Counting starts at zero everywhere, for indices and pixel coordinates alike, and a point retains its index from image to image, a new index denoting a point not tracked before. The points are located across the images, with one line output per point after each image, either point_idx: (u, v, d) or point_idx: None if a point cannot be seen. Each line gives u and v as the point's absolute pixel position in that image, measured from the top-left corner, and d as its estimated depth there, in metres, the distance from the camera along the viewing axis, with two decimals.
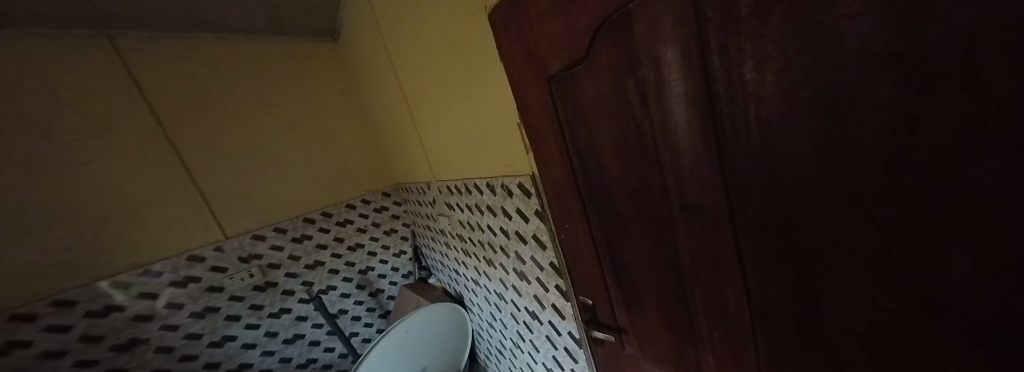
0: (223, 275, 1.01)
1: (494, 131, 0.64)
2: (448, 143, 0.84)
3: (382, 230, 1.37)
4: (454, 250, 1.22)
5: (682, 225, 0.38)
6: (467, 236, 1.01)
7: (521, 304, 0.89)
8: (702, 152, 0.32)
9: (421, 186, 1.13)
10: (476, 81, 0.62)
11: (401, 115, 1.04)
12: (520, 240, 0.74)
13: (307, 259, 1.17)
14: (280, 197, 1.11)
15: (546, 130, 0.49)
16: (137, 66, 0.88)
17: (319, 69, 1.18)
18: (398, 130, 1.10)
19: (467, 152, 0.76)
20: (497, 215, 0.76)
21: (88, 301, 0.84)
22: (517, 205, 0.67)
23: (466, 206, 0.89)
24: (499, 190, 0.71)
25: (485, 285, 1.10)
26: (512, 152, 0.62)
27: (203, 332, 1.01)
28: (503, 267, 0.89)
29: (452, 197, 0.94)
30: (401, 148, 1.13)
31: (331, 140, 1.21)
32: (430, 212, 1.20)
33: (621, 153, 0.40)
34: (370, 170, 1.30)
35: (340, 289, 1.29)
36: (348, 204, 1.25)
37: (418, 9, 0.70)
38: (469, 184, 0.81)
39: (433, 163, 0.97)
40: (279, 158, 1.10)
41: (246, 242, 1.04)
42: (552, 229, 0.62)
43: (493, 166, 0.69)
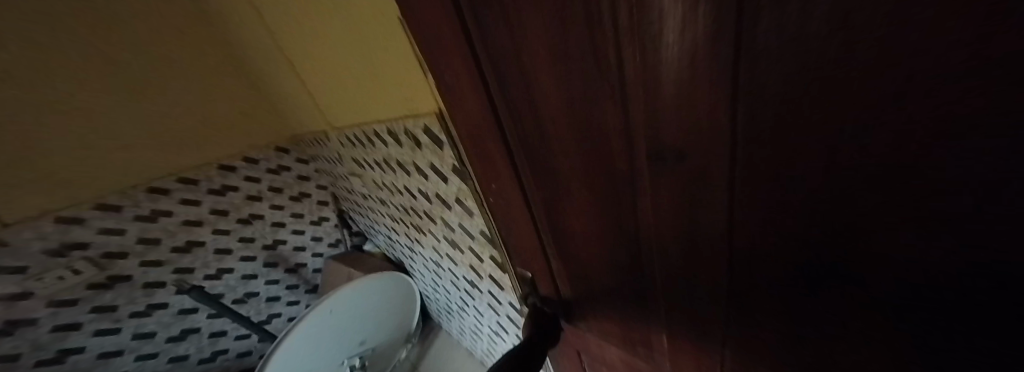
0: (22, 277, 0.69)
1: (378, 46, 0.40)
2: (330, 72, 0.57)
3: (287, 196, 1.10)
4: (382, 217, 1.03)
5: (650, 180, 0.25)
6: (389, 200, 0.82)
7: (458, 273, 0.79)
8: (702, 48, 0.16)
9: (324, 140, 0.86)
10: None
11: (261, 38, 0.70)
12: (443, 205, 0.58)
13: (176, 241, 0.89)
14: (94, 160, 0.73)
15: (438, 26, 0.28)
16: None
17: None
18: (267, 59, 0.75)
19: (356, 85, 0.53)
20: (412, 174, 0.58)
21: None
22: (429, 159, 0.49)
23: (374, 163, 0.69)
24: (405, 141, 0.52)
25: (421, 253, 0.96)
26: (409, 84, 0.41)
27: (18, 353, 0.73)
28: (433, 234, 0.74)
29: (358, 152, 0.72)
30: (281, 87, 0.80)
31: (179, 71, 0.80)
32: (345, 174, 0.96)
33: (558, 66, 0.23)
34: (251, 119, 0.94)
35: (256, 263, 1.07)
36: (222, 166, 0.92)
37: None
38: (370, 132, 0.60)
39: (324, 106, 0.71)
40: (65, 94, 0.67)
41: (48, 227, 0.70)
42: (475, 190, 0.46)
43: (391, 104, 0.48)
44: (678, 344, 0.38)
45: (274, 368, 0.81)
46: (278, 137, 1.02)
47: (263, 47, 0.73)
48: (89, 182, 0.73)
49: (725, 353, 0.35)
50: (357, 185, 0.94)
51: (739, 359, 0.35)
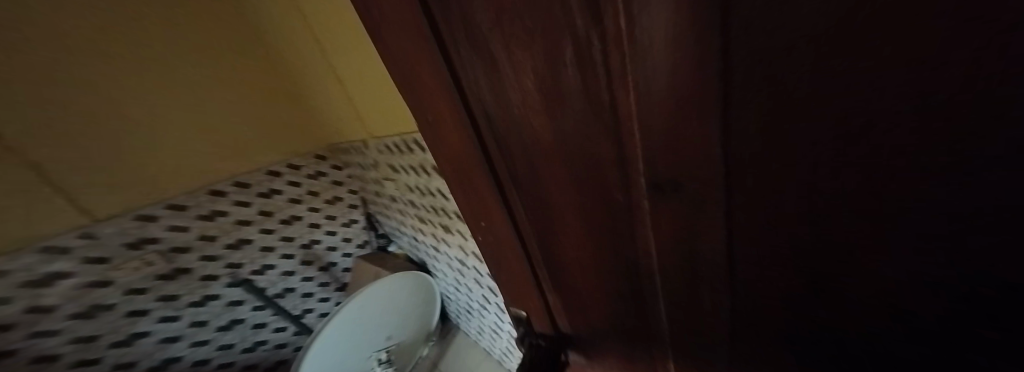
0: (105, 266, 0.80)
1: None
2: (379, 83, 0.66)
3: (322, 199, 1.19)
4: (408, 218, 1.10)
5: (650, 204, 0.29)
6: (419, 202, 0.89)
7: (483, 271, 0.84)
8: (687, 107, 0.20)
9: (360, 147, 0.95)
10: None
11: (311, 57, 0.80)
12: None
13: (229, 239, 0.99)
14: (166, 165, 0.84)
15: (436, 101, 0.35)
16: None
17: None
18: (314, 74, 0.85)
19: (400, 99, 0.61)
20: None
21: None
22: None
23: (409, 168, 0.76)
24: None
25: (446, 252, 1.02)
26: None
27: (97, 334, 0.82)
28: (460, 232, 0.80)
29: (395, 159, 0.80)
30: (325, 99, 0.90)
31: (236, 89, 0.92)
32: (377, 178, 1.04)
33: (553, 127, 0.29)
34: (295, 129, 1.06)
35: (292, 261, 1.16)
36: (269, 171, 1.03)
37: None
38: (411, 140, 0.67)
39: (364, 116, 0.80)
40: (149, 112, 0.80)
41: (128, 223, 0.81)
42: None
43: None
44: (697, 337, 0.41)
45: (314, 350, 0.89)
46: (316, 145, 1.12)
47: (311, 65, 0.83)
48: (162, 184, 0.85)
49: (735, 343, 0.38)
50: (388, 188, 1.02)
51: (749, 353, 0.37)
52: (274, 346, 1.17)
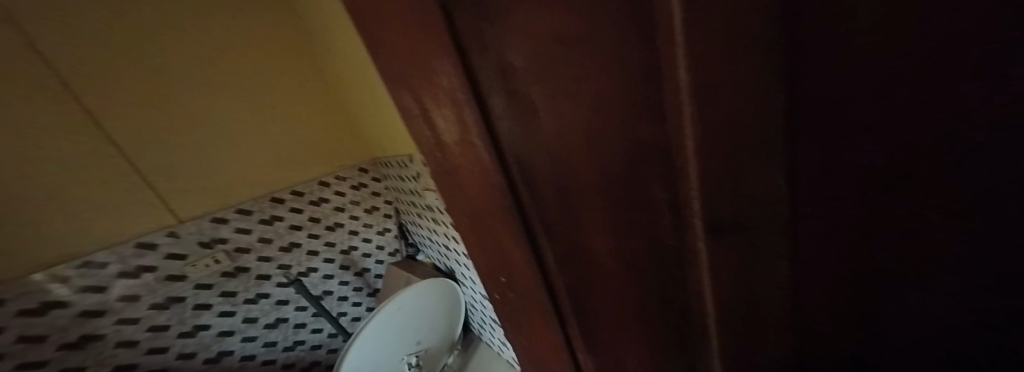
0: (183, 262, 0.90)
1: None
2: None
3: (362, 208, 1.28)
4: (440, 226, 1.17)
5: (706, 254, 0.27)
6: None
7: None
8: (747, 155, 0.20)
9: (404, 159, 1.05)
10: None
11: (373, 82, 0.94)
12: None
13: (282, 242, 1.09)
14: (242, 175, 0.99)
15: (468, 164, 0.33)
16: (20, 14, 0.69)
17: (277, 18, 0.99)
18: (372, 94, 0.99)
19: None
20: None
21: (12, 301, 0.73)
22: None
23: None
24: None
25: None
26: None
27: (168, 325, 0.91)
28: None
29: None
30: (379, 116, 1.03)
31: (300, 109, 1.07)
32: (415, 189, 1.12)
33: (598, 173, 0.27)
34: (344, 144, 1.18)
35: (321, 271, 1.22)
36: (321, 181, 1.15)
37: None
38: None
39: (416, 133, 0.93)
40: (235, 130, 0.97)
41: (205, 225, 0.93)
42: None
43: None
44: None
45: (356, 345, 0.95)
46: (360, 159, 1.23)
47: (371, 89, 0.97)
48: (234, 191, 0.98)
49: None
50: (427, 199, 1.08)
51: None
52: (309, 348, 1.21)
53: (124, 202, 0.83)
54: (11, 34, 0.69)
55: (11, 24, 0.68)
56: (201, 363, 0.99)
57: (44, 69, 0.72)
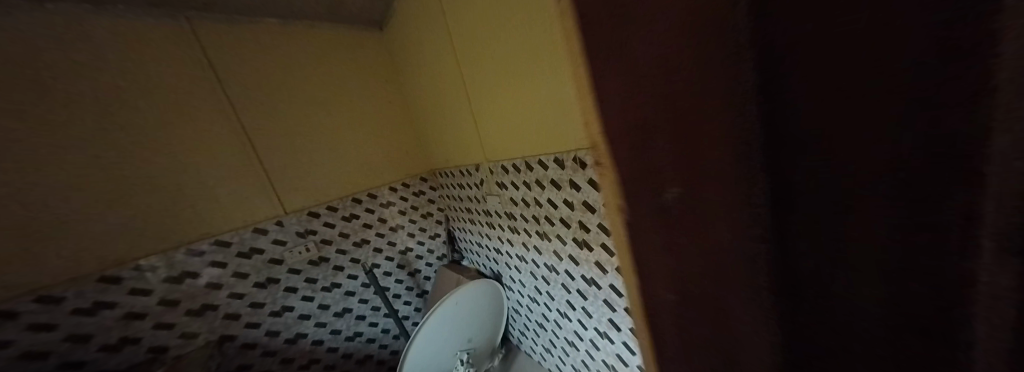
0: (282, 248, 1.11)
1: (570, 110, 0.82)
2: (513, 132, 1.03)
3: (419, 213, 1.46)
4: (496, 229, 1.29)
5: None
6: (518, 214, 1.15)
7: (576, 273, 1.03)
8: None
9: (471, 168, 1.28)
10: (544, 85, 0.85)
11: (457, 102, 1.20)
12: (588, 210, 0.91)
13: (356, 237, 1.28)
14: (336, 176, 1.25)
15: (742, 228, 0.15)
16: (216, 59, 1.02)
17: (375, 62, 1.37)
18: (451, 116, 1.27)
19: (537, 134, 0.95)
20: (563, 188, 0.94)
21: (161, 270, 0.92)
22: (591, 175, 0.85)
23: (522, 183, 1.07)
24: (569, 165, 0.89)
25: (532, 261, 1.18)
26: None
27: (264, 302, 1.08)
28: (560, 238, 1.03)
29: (507, 177, 1.12)
30: (455, 129, 1.28)
31: (381, 127, 1.39)
32: (476, 195, 1.31)
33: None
34: (408, 156, 1.46)
35: (380, 269, 1.35)
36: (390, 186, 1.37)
37: (503, 23, 0.87)
38: (534, 161, 0.99)
39: (486, 143, 1.16)
40: (335, 141, 1.26)
41: (303, 217, 1.15)
42: None
43: (567, 141, 0.87)
44: None
45: (420, 337, 1.00)
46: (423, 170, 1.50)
47: (455, 108, 1.22)
48: (328, 189, 1.23)
49: None
50: (490, 204, 1.26)
51: None
52: (365, 341, 1.32)
53: (248, 193, 1.07)
54: (204, 71, 1.00)
55: (209, 65, 1.01)
56: (282, 343, 1.12)
57: (219, 95, 1.03)
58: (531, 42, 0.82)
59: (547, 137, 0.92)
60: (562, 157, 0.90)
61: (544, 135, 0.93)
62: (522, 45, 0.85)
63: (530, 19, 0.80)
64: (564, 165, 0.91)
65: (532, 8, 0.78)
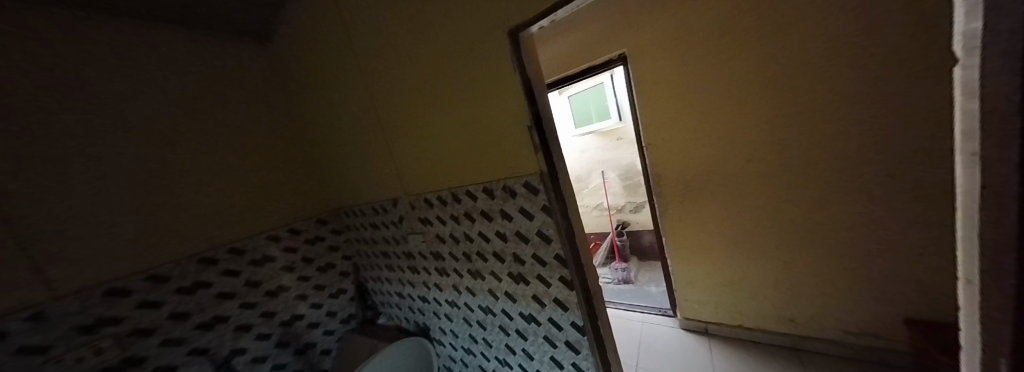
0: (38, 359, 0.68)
1: (497, 136, 0.79)
2: (435, 159, 0.93)
3: (315, 266, 1.22)
4: (419, 274, 1.12)
5: None
6: (445, 253, 1.02)
7: (513, 312, 0.94)
8: None
9: (387, 204, 1.11)
10: (467, 110, 0.80)
11: (367, 130, 1.04)
12: (519, 240, 0.86)
13: (205, 315, 0.93)
14: (182, 227, 0.91)
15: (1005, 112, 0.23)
16: None
17: (258, 84, 1.15)
18: (357, 144, 1.11)
19: (463, 163, 0.87)
20: (494, 219, 0.88)
21: None
22: (521, 203, 0.82)
23: (446, 218, 0.97)
24: (498, 193, 0.85)
25: (464, 305, 1.04)
26: (523, 157, 0.77)
27: None
28: (494, 275, 0.94)
29: (430, 211, 1.00)
30: (365, 161, 1.11)
31: (260, 161, 1.12)
32: (394, 235, 1.13)
33: None
34: (299, 196, 1.21)
35: (247, 354, 1.01)
36: (270, 235, 1.10)
37: (416, 46, 0.80)
38: (459, 192, 0.91)
39: (404, 176, 1.02)
40: (186, 178, 0.93)
41: (96, 299, 0.76)
42: (558, 219, 0.78)
43: (496, 169, 0.83)
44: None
45: None
46: (323, 210, 1.28)
47: (363, 138, 1.07)
48: (165, 246, 0.88)
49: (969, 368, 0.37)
50: (412, 245, 1.09)
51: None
52: None
53: None
54: None
55: None
56: None
57: None
58: (451, 66, 0.77)
59: (477, 162, 0.85)
60: (492, 183, 0.85)
61: (472, 160, 0.86)
62: (436, 72, 0.80)
63: (448, 43, 0.75)
64: (495, 191, 0.85)
65: (450, 31, 0.73)
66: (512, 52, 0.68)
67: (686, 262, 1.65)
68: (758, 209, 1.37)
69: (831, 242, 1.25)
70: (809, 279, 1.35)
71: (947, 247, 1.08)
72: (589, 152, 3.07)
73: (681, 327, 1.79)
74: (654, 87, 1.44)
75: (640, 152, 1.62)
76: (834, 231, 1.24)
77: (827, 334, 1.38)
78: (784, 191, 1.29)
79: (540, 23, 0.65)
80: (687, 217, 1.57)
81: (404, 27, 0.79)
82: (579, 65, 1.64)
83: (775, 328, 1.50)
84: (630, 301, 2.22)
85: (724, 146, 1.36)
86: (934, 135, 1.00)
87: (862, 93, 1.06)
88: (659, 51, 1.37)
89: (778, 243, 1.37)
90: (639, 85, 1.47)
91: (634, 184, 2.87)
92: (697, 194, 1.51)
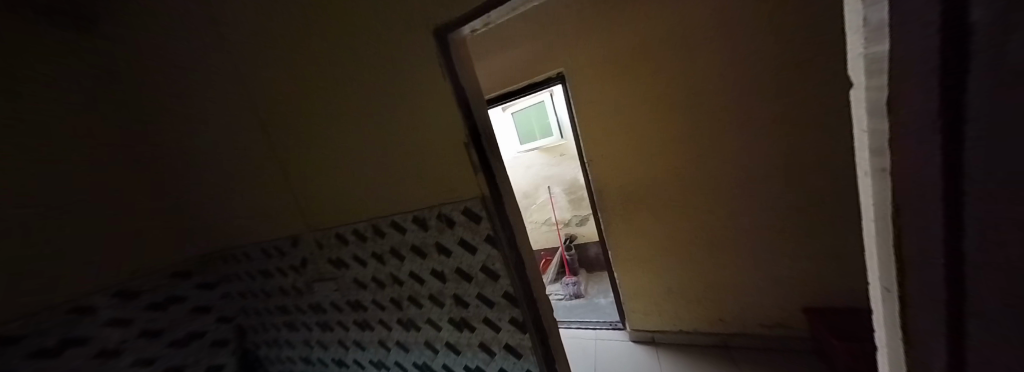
0: None
1: (427, 155, 0.65)
2: (347, 184, 0.73)
3: (166, 341, 0.84)
4: (333, 331, 0.87)
5: None
6: (367, 302, 0.81)
7: (456, 367, 0.77)
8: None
9: (284, 244, 0.84)
10: (386, 124, 0.65)
11: (248, 149, 0.78)
12: (461, 279, 0.71)
13: None
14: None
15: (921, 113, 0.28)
16: None
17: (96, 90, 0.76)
18: (237, 168, 0.83)
19: (385, 188, 0.71)
20: (428, 256, 0.72)
21: None
22: (461, 234, 0.68)
23: (366, 258, 0.77)
24: (433, 224, 0.70)
25: (394, 364, 0.83)
26: (460, 179, 0.65)
27: None
28: (431, 323, 0.76)
29: (343, 251, 0.78)
30: (247, 188, 0.83)
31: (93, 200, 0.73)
32: (295, 284, 0.86)
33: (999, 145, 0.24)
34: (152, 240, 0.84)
35: None
36: (77, 307, 0.69)
37: (313, 42, 0.62)
38: (382, 225, 0.74)
39: (304, 207, 0.79)
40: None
41: None
42: (506, 250, 0.67)
43: (429, 194, 0.68)
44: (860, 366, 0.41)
45: None
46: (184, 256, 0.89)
47: (244, 158, 0.80)
48: None
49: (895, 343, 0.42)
50: (321, 295, 0.84)
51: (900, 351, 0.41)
52: None
53: None
54: None
55: None
56: None
57: None
58: (362, 69, 0.62)
59: (403, 186, 0.70)
60: (424, 212, 0.70)
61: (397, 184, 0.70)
62: (342, 74, 0.63)
63: (357, 40, 0.60)
64: (426, 220, 0.70)
65: (359, 24, 0.59)
66: (440, 56, 0.57)
67: (631, 274, 1.68)
68: (688, 218, 1.48)
69: (748, 245, 1.40)
70: (734, 280, 1.48)
71: (827, 243, 1.29)
72: (534, 167, 3.07)
73: (631, 339, 1.80)
74: (592, 106, 1.47)
75: (583, 169, 1.63)
76: (748, 234, 1.40)
77: (752, 329, 1.52)
78: (708, 201, 1.42)
79: (471, 23, 0.55)
80: (630, 230, 1.61)
81: (295, 16, 0.61)
82: (520, 81, 1.58)
83: (711, 329, 1.60)
84: (583, 318, 2.19)
85: (656, 162, 1.45)
86: (808, 149, 1.21)
87: (757, 115, 1.23)
88: (594, 72, 1.41)
89: (706, 249, 1.49)
90: (578, 103, 1.49)
91: (578, 198, 2.94)
92: (636, 207, 1.56)
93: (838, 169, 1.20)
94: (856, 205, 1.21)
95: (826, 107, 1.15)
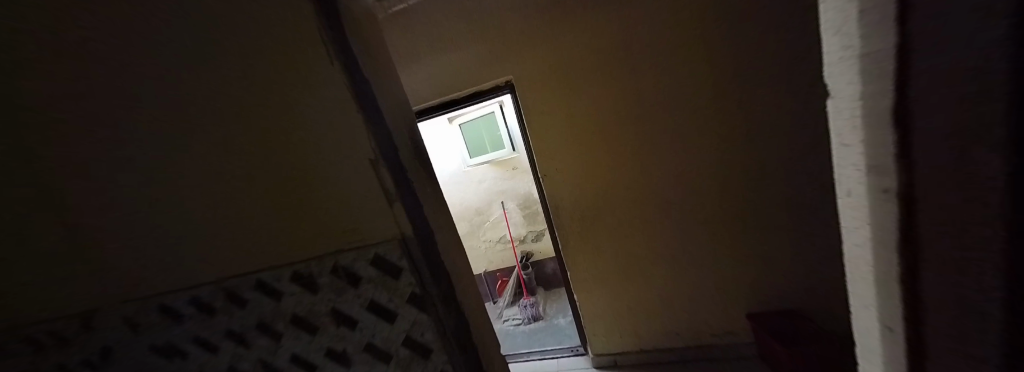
0: None
1: (320, 179, 0.46)
2: (202, 218, 0.50)
3: None
4: None
5: None
6: None
7: None
8: None
9: (93, 322, 0.56)
10: (254, 137, 0.44)
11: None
12: (374, 359, 0.50)
13: None
14: None
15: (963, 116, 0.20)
16: None
17: None
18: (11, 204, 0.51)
19: (260, 231, 0.49)
20: (323, 328, 0.50)
21: None
22: (370, 294, 0.48)
23: (234, 334, 0.54)
24: (328, 282, 0.49)
25: None
26: (369, 213, 0.46)
27: None
28: None
29: (200, 325, 0.55)
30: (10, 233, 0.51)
31: None
32: None
33: None
34: None
35: None
36: None
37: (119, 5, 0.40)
38: (252, 286, 0.51)
39: (129, 258, 0.52)
40: None
41: None
42: (438, 313, 0.48)
43: (324, 237, 0.48)
44: None
45: None
46: None
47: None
48: None
49: None
50: None
51: None
52: None
53: None
54: None
55: None
56: None
57: None
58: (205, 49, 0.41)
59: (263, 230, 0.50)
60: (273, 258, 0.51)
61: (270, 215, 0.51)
62: (166, 49, 0.41)
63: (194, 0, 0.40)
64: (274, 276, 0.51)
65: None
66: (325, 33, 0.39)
67: (589, 295, 1.58)
68: (643, 233, 1.44)
69: (698, 256, 1.41)
70: (688, 293, 1.48)
71: (764, 250, 1.35)
72: (486, 182, 2.88)
73: (594, 365, 1.69)
74: (542, 116, 1.37)
75: (536, 183, 1.51)
76: (697, 246, 1.40)
77: (706, 341, 1.52)
78: (661, 214, 1.40)
79: None
80: (589, 249, 1.52)
81: None
82: (463, 87, 1.40)
83: (670, 345, 1.57)
84: (543, 345, 2.03)
85: (609, 177, 1.40)
86: (743, 161, 1.27)
87: (699, 128, 1.26)
88: (542, 80, 1.32)
89: (660, 262, 1.46)
90: (528, 113, 1.37)
91: (533, 213, 2.83)
92: (591, 223, 1.48)
93: (769, 179, 1.27)
94: (785, 212, 1.29)
95: (755, 121, 1.22)
